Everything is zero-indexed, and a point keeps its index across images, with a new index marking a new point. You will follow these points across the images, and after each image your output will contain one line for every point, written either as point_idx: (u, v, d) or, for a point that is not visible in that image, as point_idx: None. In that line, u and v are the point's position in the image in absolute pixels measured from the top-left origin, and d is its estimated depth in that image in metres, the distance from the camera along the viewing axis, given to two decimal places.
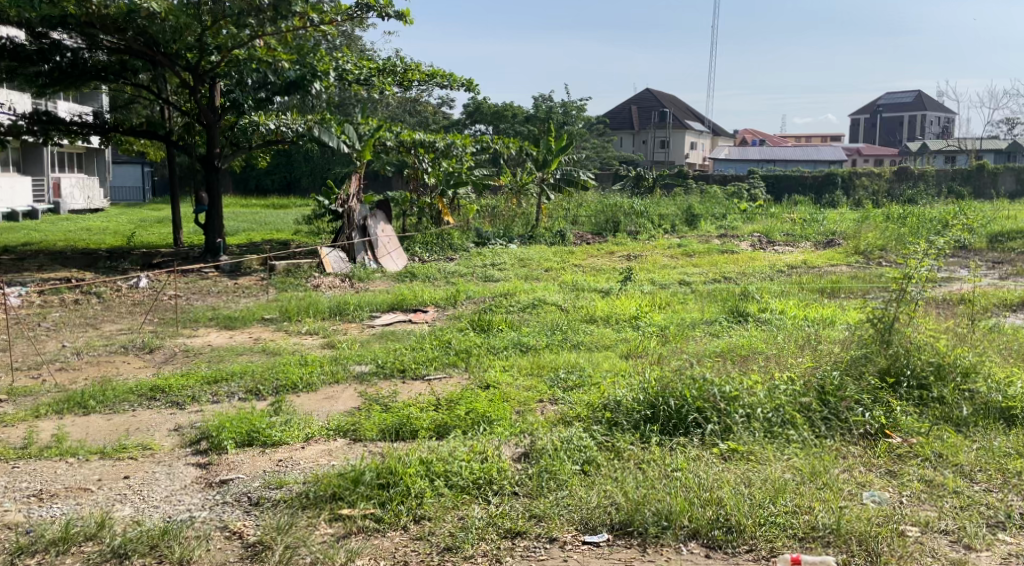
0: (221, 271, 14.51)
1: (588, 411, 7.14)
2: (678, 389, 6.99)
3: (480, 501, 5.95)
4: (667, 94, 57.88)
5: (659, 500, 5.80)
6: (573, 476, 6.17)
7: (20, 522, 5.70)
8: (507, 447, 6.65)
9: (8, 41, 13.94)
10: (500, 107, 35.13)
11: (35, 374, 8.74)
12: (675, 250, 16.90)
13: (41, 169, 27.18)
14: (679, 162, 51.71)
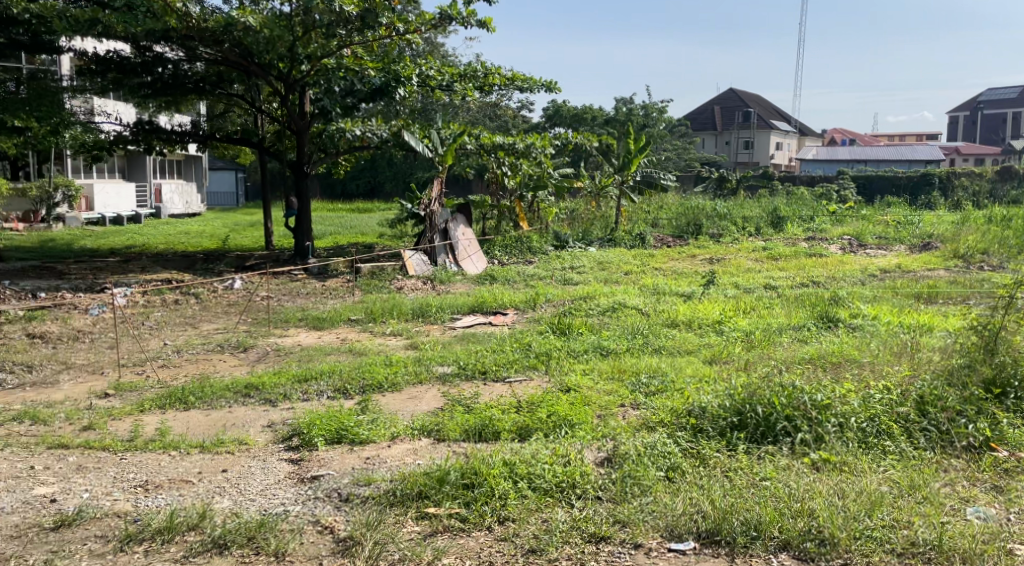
0: (309, 272, 14.91)
1: (672, 417, 7.12)
2: (766, 396, 6.90)
3: (563, 504, 5.99)
4: (752, 95, 57.02)
5: (748, 510, 5.76)
6: (657, 482, 6.17)
7: (129, 510, 5.98)
8: (589, 452, 6.66)
9: (115, 54, 14.61)
10: (579, 110, 35.19)
11: (139, 370, 9.13)
12: (761, 253, 16.67)
13: (144, 176, 28.42)
14: (765, 163, 50.83)
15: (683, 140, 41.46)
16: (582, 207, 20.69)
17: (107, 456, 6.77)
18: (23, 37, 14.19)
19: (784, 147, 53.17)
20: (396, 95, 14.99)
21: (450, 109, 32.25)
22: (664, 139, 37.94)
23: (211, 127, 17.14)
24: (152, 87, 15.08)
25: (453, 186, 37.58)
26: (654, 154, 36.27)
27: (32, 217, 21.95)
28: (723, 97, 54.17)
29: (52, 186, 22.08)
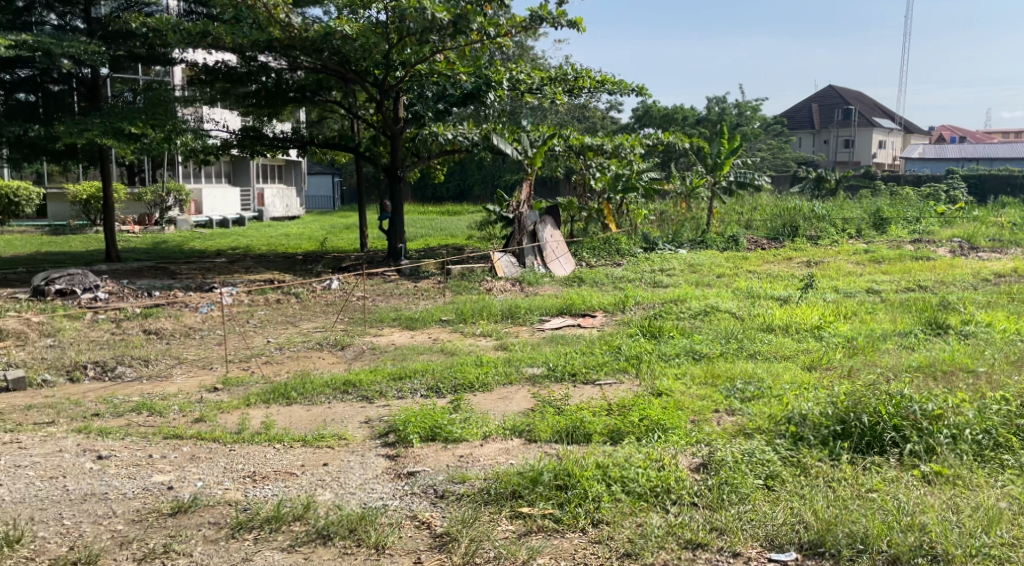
0: (402, 274, 15.16)
1: (770, 424, 7.03)
2: (872, 405, 6.77)
3: (658, 509, 5.99)
4: (855, 93, 55.62)
5: (854, 522, 5.68)
6: (756, 490, 6.12)
7: (240, 499, 6.14)
8: (684, 457, 6.64)
9: (223, 65, 15.25)
10: (669, 110, 35.04)
11: (245, 365, 9.50)
12: (863, 256, 16.27)
13: (248, 181, 29.40)
14: (867, 162, 49.40)
15: (778, 139, 40.70)
16: (672, 209, 20.54)
17: (218, 447, 7.04)
18: (140, 50, 14.93)
19: (887, 145, 51.57)
20: (487, 100, 15.14)
21: (538, 112, 32.40)
22: (759, 139, 37.31)
23: (309, 133, 17.63)
24: (256, 97, 15.77)
25: (543, 189, 37.71)
26: (748, 154, 35.71)
27: (147, 220, 23.11)
28: (823, 93, 52.93)
29: (164, 191, 23.16)
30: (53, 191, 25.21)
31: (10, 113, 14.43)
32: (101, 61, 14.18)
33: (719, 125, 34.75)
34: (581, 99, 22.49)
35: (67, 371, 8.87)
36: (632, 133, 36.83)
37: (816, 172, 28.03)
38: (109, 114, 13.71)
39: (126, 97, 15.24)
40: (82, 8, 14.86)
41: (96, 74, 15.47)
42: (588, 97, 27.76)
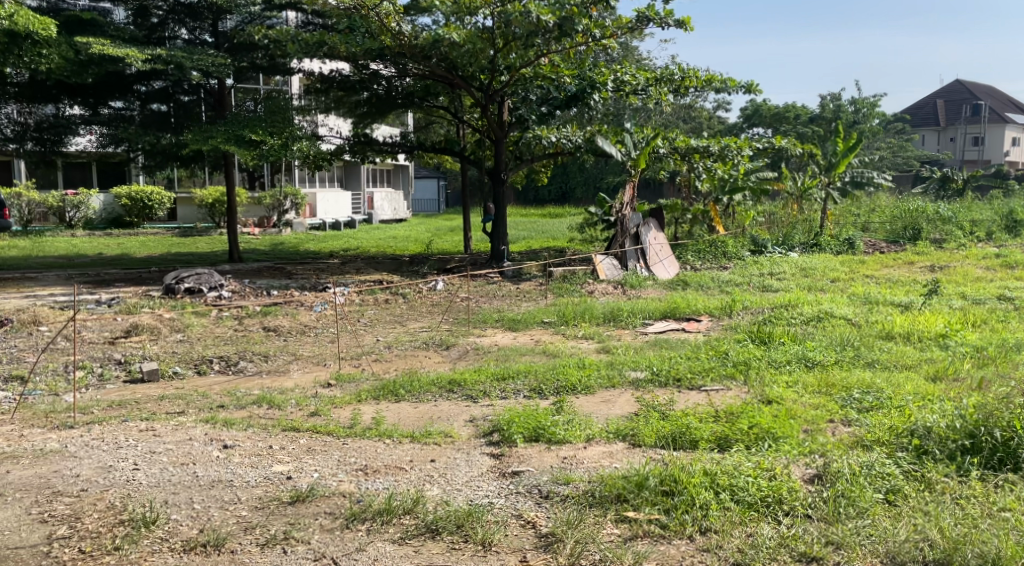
0: (505, 276, 15.33)
1: (890, 436, 6.89)
2: (1004, 419, 6.61)
3: (769, 520, 5.97)
4: (985, 87, 53.29)
5: (985, 542, 5.55)
6: (875, 505, 6.05)
7: (353, 491, 6.34)
8: (797, 468, 6.58)
9: (338, 73, 15.84)
10: (781, 109, 34.50)
11: (356, 363, 9.85)
12: (992, 262, 15.66)
13: (358, 185, 30.25)
14: (998, 161, 47.38)
15: (901, 139, 39.37)
16: (782, 212, 19.80)
17: (332, 440, 7.34)
18: (261, 60, 15.63)
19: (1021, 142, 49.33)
20: (591, 101, 15.21)
21: (642, 113, 32.31)
22: (878, 137, 36.14)
23: (417, 138, 18.04)
24: (368, 104, 16.31)
25: (647, 191, 37.53)
26: (867, 154, 34.69)
27: (267, 222, 24.02)
28: (950, 89, 51.17)
29: (282, 195, 24.10)
30: (183, 195, 26.57)
31: (144, 122, 15.47)
32: (227, 72, 14.90)
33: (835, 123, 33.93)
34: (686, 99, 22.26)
35: (195, 364, 9.38)
36: (740, 133, 36.46)
37: (941, 173, 27.04)
38: (232, 123, 14.54)
39: (249, 105, 16.05)
40: (210, 23, 15.81)
41: (223, 84, 16.30)
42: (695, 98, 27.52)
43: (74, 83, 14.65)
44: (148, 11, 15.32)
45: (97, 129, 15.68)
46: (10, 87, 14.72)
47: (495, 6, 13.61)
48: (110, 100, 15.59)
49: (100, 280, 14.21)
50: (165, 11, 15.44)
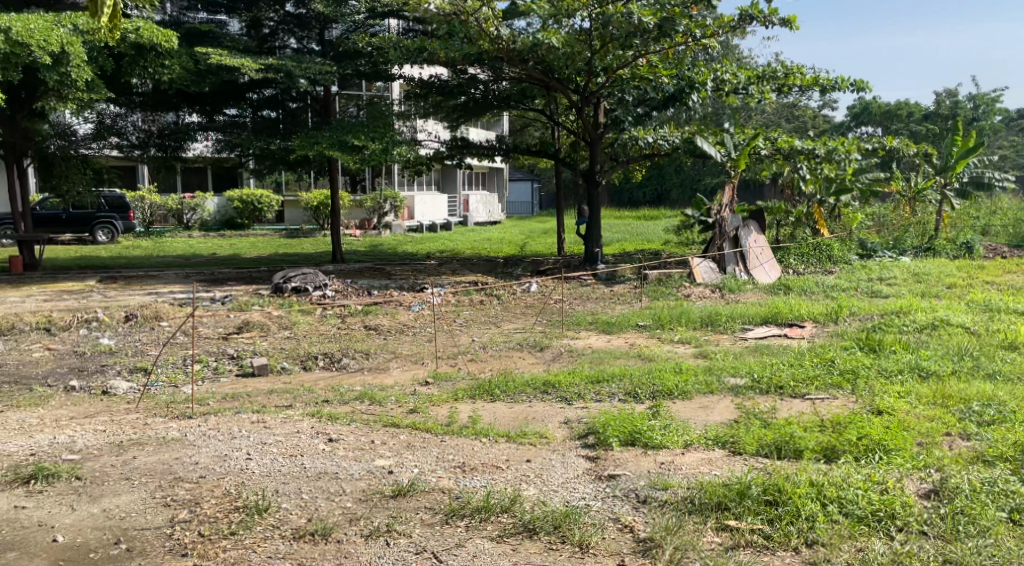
0: (598, 278, 15.32)
1: (1015, 452, 6.69)
2: None
3: (881, 535, 5.84)
4: None
5: None
6: (998, 523, 5.88)
7: (452, 487, 6.47)
8: (911, 482, 6.43)
9: (437, 79, 16.11)
10: (892, 107, 33.72)
11: (452, 362, 10.02)
12: None
13: (454, 187, 30.67)
14: None
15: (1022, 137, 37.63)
16: (894, 215, 19.61)
17: (431, 436, 7.49)
18: (364, 67, 15.97)
19: None
20: (689, 101, 14.76)
21: (742, 113, 31.81)
22: (999, 135, 34.65)
23: (513, 141, 18.19)
24: (465, 108, 16.50)
25: (747, 191, 36.99)
26: (987, 152, 33.35)
27: (367, 225, 24.67)
28: None
29: (382, 198, 24.80)
30: (290, 198, 27.39)
31: (255, 128, 16.06)
32: (332, 80, 15.40)
33: (951, 120, 32.79)
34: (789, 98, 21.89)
35: (302, 360, 9.72)
36: (848, 132, 35.53)
37: None
38: (336, 129, 15.11)
39: (352, 111, 16.56)
40: (317, 32, 16.46)
41: (328, 91, 16.87)
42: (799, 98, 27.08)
43: (192, 93, 15.34)
44: (260, 22, 16.14)
45: (213, 135, 16.33)
46: (135, 97, 15.63)
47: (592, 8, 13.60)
48: (225, 108, 16.23)
49: (213, 279, 14.80)
50: (276, 21, 16.20)
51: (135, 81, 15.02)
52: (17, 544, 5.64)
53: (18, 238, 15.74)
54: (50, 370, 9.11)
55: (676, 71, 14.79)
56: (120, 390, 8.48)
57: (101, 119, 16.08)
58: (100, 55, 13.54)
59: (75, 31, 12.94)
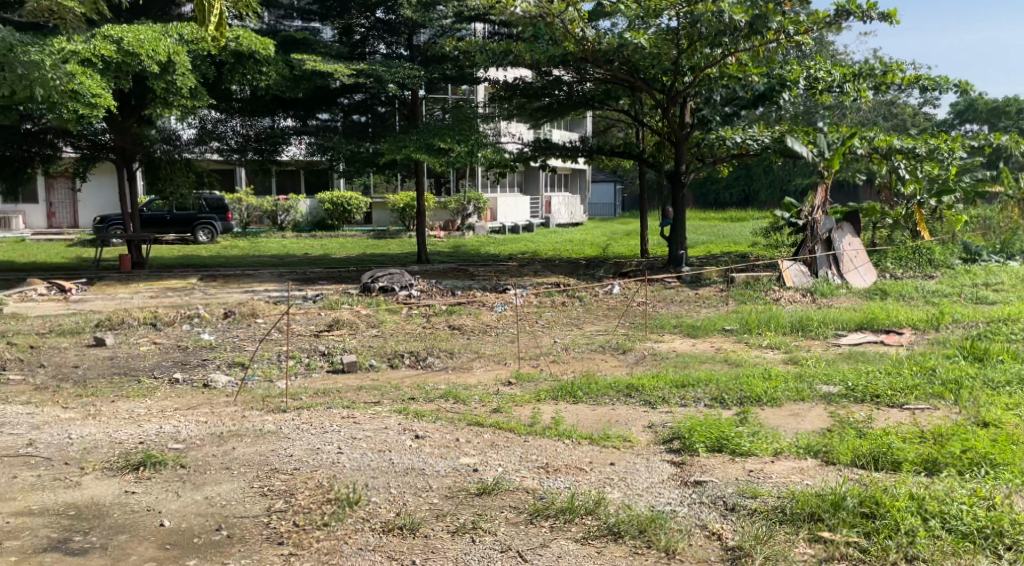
0: (683, 280, 15.19)
1: None
2: None
3: (987, 553, 5.68)
4: None
5: None
6: None
7: (536, 488, 6.54)
8: (1020, 498, 6.24)
9: (522, 81, 16.27)
10: (999, 105, 32.56)
11: (535, 363, 10.08)
12: None
13: (537, 189, 30.86)
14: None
15: None
16: (1000, 217, 18.95)
17: (514, 436, 7.56)
18: (451, 70, 16.26)
19: None
20: (780, 100, 14.35)
21: (837, 112, 31.09)
22: None
23: (597, 141, 18.21)
24: (550, 109, 16.60)
25: (841, 191, 36.28)
26: None
27: (451, 225, 25.15)
28: None
29: (466, 199, 25.23)
30: (377, 200, 27.88)
31: (346, 132, 16.44)
32: (420, 84, 15.68)
33: None
34: (888, 95, 21.31)
35: (388, 358, 9.93)
36: (951, 130, 34.38)
37: None
38: (424, 131, 15.40)
39: (438, 114, 16.82)
40: (406, 38, 16.74)
41: (415, 95, 17.21)
42: (898, 95, 26.35)
43: (288, 98, 15.83)
44: (351, 29, 16.56)
45: (306, 139, 16.76)
46: (235, 103, 16.19)
47: (680, 7, 13.48)
48: (318, 113, 16.68)
49: (305, 278, 15.19)
50: (366, 28, 16.58)
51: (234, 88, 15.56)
52: (127, 527, 5.87)
53: (126, 238, 16.41)
54: (155, 363, 9.50)
55: (766, 70, 14.40)
56: (219, 384, 8.78)
57: (203, 124, 16.69)
58: (203, 62, 14.12)
59: (180, 41, 13.56)
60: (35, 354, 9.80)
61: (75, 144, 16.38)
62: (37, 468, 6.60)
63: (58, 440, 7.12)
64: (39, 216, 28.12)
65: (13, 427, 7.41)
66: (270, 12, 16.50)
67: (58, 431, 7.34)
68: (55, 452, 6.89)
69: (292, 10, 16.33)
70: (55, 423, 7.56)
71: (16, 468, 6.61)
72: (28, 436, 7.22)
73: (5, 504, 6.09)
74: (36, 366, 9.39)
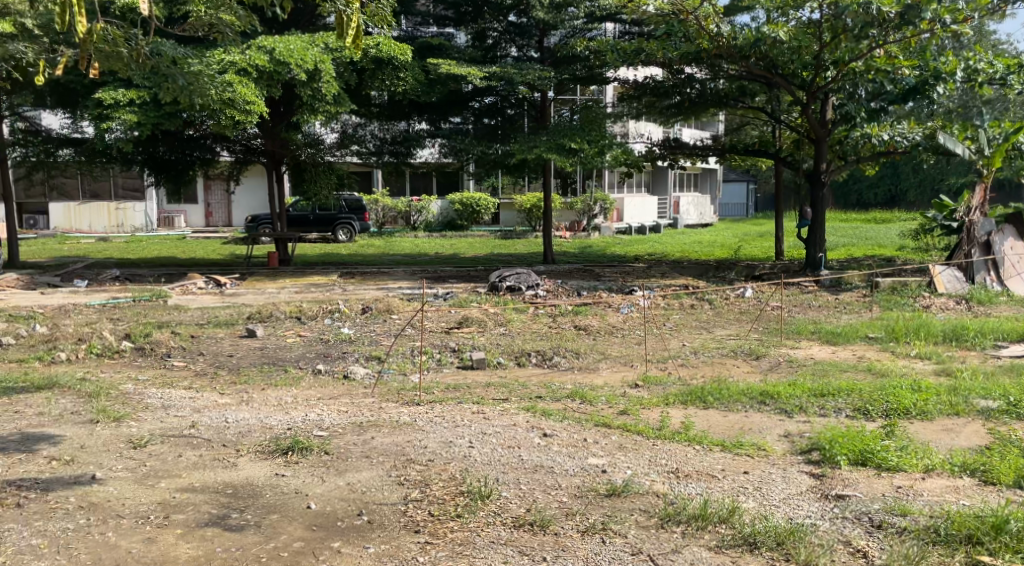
0: (822, 285, 14.63)
1: None
2: None
3: None
4: None
5: None
6: None
7: (667, 492, 6.36)
8: None
9: (651, 79, 16.02)
10: None
11: (663, 366, 9.88)
12: None
13: (665, 190, 30.36)
14: None
15: None
16: None
17: (642, 439, 7.37)
18: (581, 71, 16.13)
19: None
20: (934, 95, 13.34)
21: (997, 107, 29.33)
22: None
23: (730, 140, 17.77)
24: (680, 107, 16.14)
25: (1001, 190, 34.12)
26: None
27: (576, 226, 25.26)
28: None
29: (592, 200, 25.20)
30: (505, 201, 28.09)
31: (477, 134, 16.41)
32: (550, 85, 15.69)
33: None
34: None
35: (516, 355, 9.92)
36: None
37: None
38: (553, 132, 15.38)
39: (568, 115, 16.76)
40: (537, 40, 16.80)
41: (545, 95, 17.23)
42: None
43: (423, 102, 16.11)
44: (484, 33, 16.70)
45: (438, 141, 16.89)
46: (373, 107, 16.62)
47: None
48: (450, 116, 16.88)
49: (437, 276, 15.42)
50: (499, 32, 16.71)
51: (373, 93, 16.05)
52: (278, 507, 5.99)
53: (273, 235, 17.02)
54: (300, 354, 9.78)
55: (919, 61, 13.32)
56: (358, 375, 8.97)
57: (344, 129, 17.30)
58: (346, 70, 14.48)
59: (326, 50, 13.99)
60: (194, 343, 10.24)
61: (230, 149, 17.21)
62: (198, 448, 6.86)
63: (217, 423, 7.39)
64: (198, 216, 29.58)
65: (177, 410, 7.75)
66: (407, 20, 16.92)
67: (216, 414, 7.63)
68: (214, 434, 7.14)
69: (428, 16, 16.77)
70: (213, 407, 7.87)
71: (181, 447, 6.88)
72: (190, 418, 7.53)
73: (171, 480, 6.32)
74: (195, 354, 9.81)
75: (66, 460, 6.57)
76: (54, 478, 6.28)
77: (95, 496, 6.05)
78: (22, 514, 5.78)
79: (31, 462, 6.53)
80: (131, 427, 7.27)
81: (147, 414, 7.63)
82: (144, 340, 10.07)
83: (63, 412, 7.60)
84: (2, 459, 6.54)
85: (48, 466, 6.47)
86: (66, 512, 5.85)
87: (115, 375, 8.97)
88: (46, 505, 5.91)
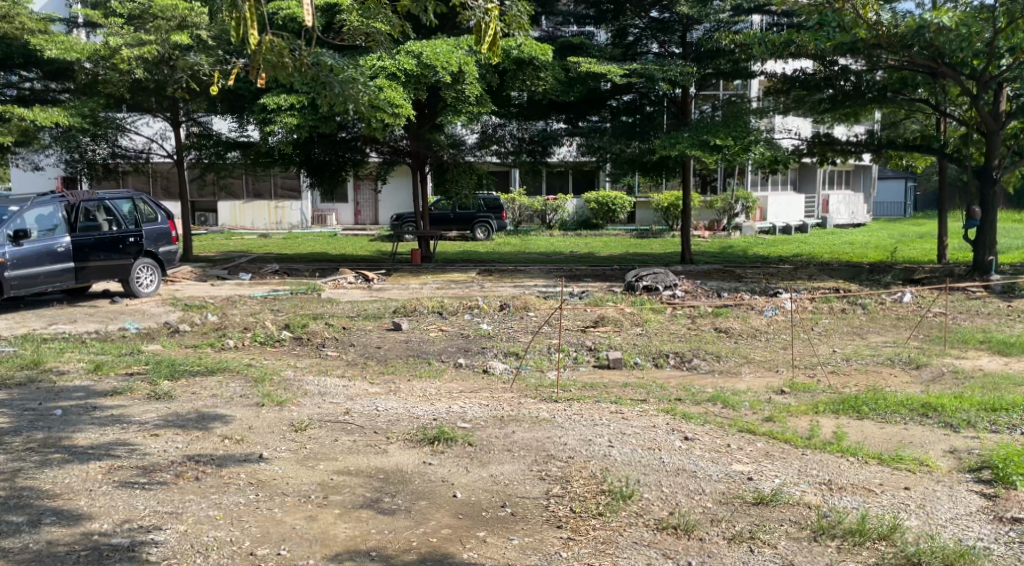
0: (991, 291, 13.70)
1: None
2: None
3: None
4: None
5: None
6: None
7: (820, 504, 6.03)
8: None
9: (801, 73, 15.44)
10: None
11: (812, 372, 9.44)
12: None
13: (813, 187, 29.20)
14: None
15: None
16: None
17: (791, 448, 7.04)
18: (726, 66, 16.01)
19: None
20: None
21: None
22: None
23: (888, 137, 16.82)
24: (833, 100, 15.41)
25: None
26: None
27: (716, 225, 24.76)
28: None
29: (732, 198, 24.53)
30: (641, 200, 27.74)
31: (615, 132, 16.12)
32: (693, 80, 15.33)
33: None
34: None
35: (654, 357, 9.70)
36: None
37: None
38: (696, 129, 15.05)
39: (709, 112, 16.42)
40: (679, 35, 16.48)
41: (686, 92, 16.87)
42: None
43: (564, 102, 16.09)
44: (626, 31, 16.44)
45: (577, 140, 16.77)
46: (513, 107, 16.63)
47: None
48: (589, 115, 16.80)
49: (574, 275, 15.33)
50: (641, 28, 16.45)
51: (514, 94, 16.05)
52: (426, 494, 6.02)
53: (420, 233, 17.28)
54: (443, 348, 9.88)
55: None
56: (497, 370, 8.96)
57: (484, 129, 17.38)
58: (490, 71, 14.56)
59: (470, 52, 14.08)
60: (346, 334, 10.51)
61: (379, 150, 17.43)
62: (353, 434, 6.99)
63: (368, 411, 7.53)
64: (348, 214, 30.54)
65: (332, 397, 7.95)
66: (548, 20, 16.88)
67: (366, 403, 7.78)
68: (366, 421, 7.27)
69: (569, 16, 16.64)
70: (364, 395, 8.03)
71: (337, 432, 7.04)
72: (343, 405, 7.70)
73: (329, 463, 6.47)
74: (348, 345, 10.04)
75: (237, 439, 6.81)
76: (227, 455, 6.52)
77: (262, 474, 6.23)
78: (200, 487, 6.01)
79: (207, 439, 6.80)
80: (292, 411, 7.49)
81: (306, 400, 7.85)
82: (302, 330, 10.40)
83: (232, 395, 7.91)
84: (182, 436, 6.84)
85: (221, 444, 6.72)
86: (238, 487, 6.03)
87: (276, 362, 9.31)
88: (220, 480, 6.12)
